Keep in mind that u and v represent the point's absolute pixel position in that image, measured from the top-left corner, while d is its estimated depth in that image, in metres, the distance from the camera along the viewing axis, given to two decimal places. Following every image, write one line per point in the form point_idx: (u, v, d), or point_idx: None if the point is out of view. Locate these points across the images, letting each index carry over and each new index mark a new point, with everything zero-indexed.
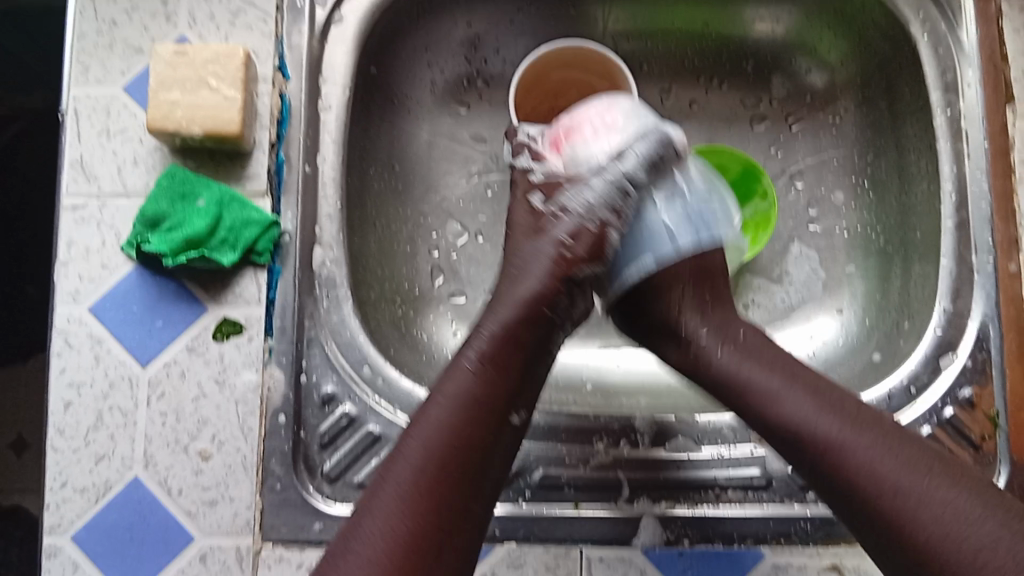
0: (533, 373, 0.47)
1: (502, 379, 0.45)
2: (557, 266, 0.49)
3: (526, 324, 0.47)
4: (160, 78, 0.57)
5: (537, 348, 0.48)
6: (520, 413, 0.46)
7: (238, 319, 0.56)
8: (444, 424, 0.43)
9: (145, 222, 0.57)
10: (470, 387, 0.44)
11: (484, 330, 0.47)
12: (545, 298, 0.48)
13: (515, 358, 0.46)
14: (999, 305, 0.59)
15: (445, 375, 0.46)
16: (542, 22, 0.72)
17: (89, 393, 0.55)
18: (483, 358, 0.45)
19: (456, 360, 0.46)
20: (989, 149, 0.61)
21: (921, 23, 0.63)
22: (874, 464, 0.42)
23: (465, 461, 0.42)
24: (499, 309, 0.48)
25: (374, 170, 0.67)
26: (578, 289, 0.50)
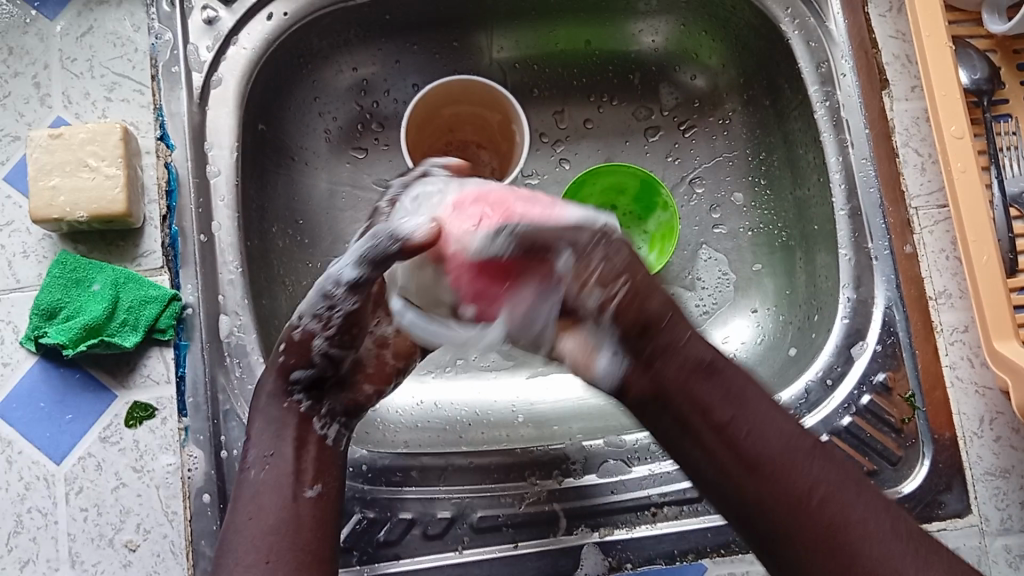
0: (312, 453, 0.48)
1: (296, 460, 0.47)
2: (277, 371, 0.49)
3: (299, 419, 0.49)
4: (38, 164, 0.55)
5: (297, 437, 0.48)
6: (314, 484, 0.47)
7: (148, 402, 0.55)
8: (260, 514, 0.45)
9: (41, 314, 0.55)
10: (271, 477, 0.46)
11: (252, 441, 0.48)
12: (284, 395, 0.49)
13: (283, 451, 0.47)
14: (900, 287, 0.61)
15: (238, 486, 0.47)
16: (428, 59, 0.73)
17: (6, 497, 0.53)
18: (270, 448, 0.47)
19: (241, 470, 0.48)
20: (870, 135, 0.64)
21: (791, 21, 0.65)
22: (795, 468, 0.43)
23: (293, 536, 0.45)
24: (268, 397, 0.49)
25: (275, 228, 0.66)
26: (317, 390, 0.49)
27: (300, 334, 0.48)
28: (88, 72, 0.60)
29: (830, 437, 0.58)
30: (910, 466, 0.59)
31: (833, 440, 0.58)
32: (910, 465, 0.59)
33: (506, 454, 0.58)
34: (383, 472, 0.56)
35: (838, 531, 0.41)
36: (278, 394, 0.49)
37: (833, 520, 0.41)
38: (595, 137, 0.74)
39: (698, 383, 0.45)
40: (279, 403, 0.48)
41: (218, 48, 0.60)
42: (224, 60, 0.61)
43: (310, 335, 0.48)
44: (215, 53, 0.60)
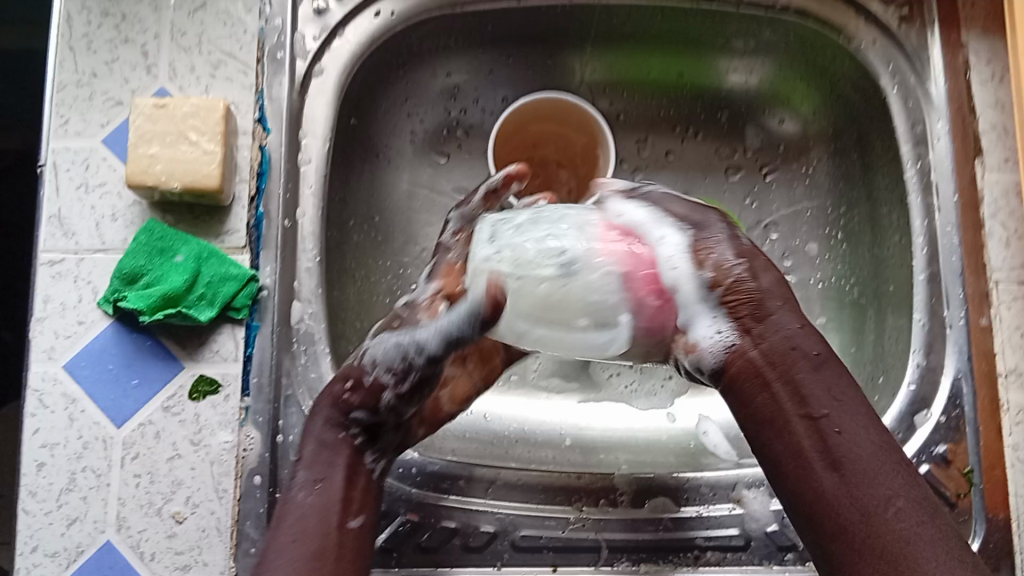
0: (361, 485, 0.49)
1: (347, 491, 0.48)
2: (332, 404, 0.49)
3: (353, 454, 0.49)
4: (140, 132, 0.56)
5: (352, 462, 0.49)
6: (358, 516, 0.47)
7: (215, 377, 0.56)
8: (305, 535, 0.45)
9: (123, 279, 0.56)
10: (316, 502, 0.46)
11: (301, 463, 0.48)
12: (344, 426, 0.49)
13: (333, 477, 0.47)
14: (971, 361, 0.60)
15: (282, 510, 0.47)
16: (520, 72, 0.73)
17: (62, 454, 0.54)
18: (325, 484, 0.47)
19: (286, 491, 0.47)
20: (958, 203, 0.62)
21: (891, 77, 0.64)
22: (865, 477, 0.40)
23: (331, 563, 0.44)
24: (323, 434, 0.48)
25: (353, 221, 0.67)
26: (390, 430, 0.51)
27: (371, 386, 0.48)
28: (197, 47, 0.61)
29: None
30: None
31: None
32: None
33: (557, 476, 0.58)
34: (433, 478, 0.56)
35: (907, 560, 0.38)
36: (335, 425, 0.49)
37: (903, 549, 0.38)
38: (674, 168, 0.74)
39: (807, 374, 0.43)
40: (334, 434, 0.48)
41: (323, 38, 0.62)
42: (328, 50, 0.62)
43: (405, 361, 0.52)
44: (320, 42, 0.62)
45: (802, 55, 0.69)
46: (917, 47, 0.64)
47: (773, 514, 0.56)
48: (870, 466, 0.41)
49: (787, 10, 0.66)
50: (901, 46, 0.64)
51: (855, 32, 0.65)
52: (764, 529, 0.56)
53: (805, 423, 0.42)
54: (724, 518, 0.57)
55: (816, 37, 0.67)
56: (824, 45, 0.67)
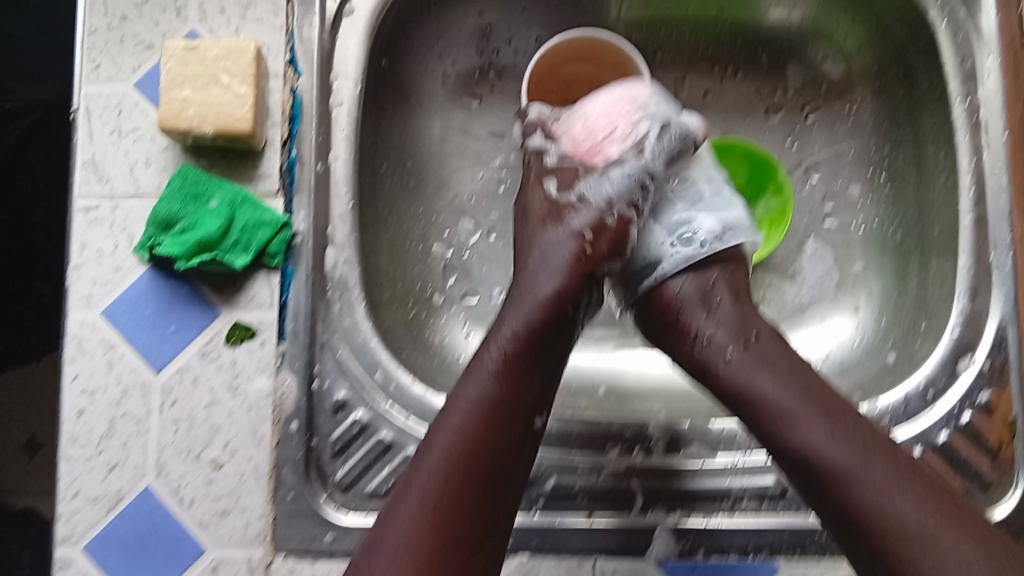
0: (550, 364, 0.51)
1: (534, 376, 0.49)
2: (574, 273, 0.52)
3: (570, 327, 0.51)
4: (171, 75, 0.55)
5: (545, 345, 0.50)
6: (541, 417, 0.50)
7: (250, 322, 0.56)
8: (479, 422, 0.47)
9: (158, 225, 0.55)
10: (507, 385, 0.48)
11: (504, 334, 0.50)
12: (560, 303, 0.51)
13: (529, 363, 0.49)
14: (1017, 306, 0.59)
15: (457, 392, 0.49)
16: (554, 12, 0.71)
17: (102, 400, 0.54)
18: (519, 361, 0.49)
19: (479, 360, 0.50)
20: (1008, 143, 0.61)
21: (940, 10, 0.62)
22: (854, 481, 0.44)
23: (501, 455, 0.47)
24: (550, 303, 0.51)
25: (385, 165, 0.66)
26: (591, 292, 0.53)
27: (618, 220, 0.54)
28: None
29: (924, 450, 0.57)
30: (1000, 493, 0.57)
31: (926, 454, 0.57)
32: (1001, 492, 0.57)
33: (589, 424, 0.57)
34: None
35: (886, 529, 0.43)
36: (560, 304, 0.51)
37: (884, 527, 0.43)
38: (712, 110, 0.73)
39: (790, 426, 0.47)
40: (565, 306, 0.51)
41: None
42: None
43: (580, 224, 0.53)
44: None
45: None
46: None
47: None
48: (914, 526, 0.42)
49: None
50: None
51: None
52: None
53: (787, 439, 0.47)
54: (759, 468, 0.56)
55: None
56: None
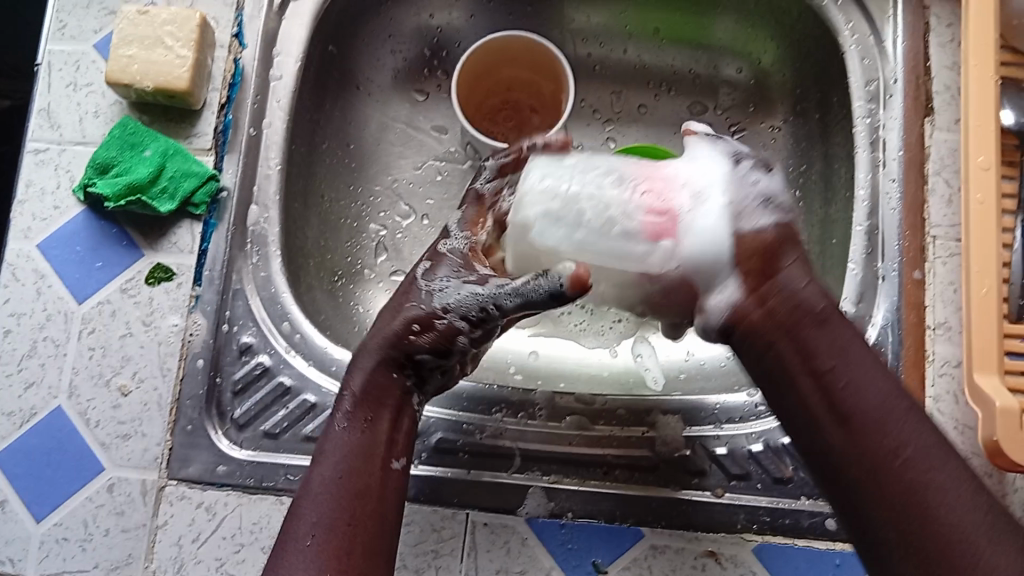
0: (404, 424, 0.51)
1: (389, 433, 0.50)
2: (396, 328, 0.51)
3: (403, 390, 0.52)
4: (122, 35, 0.60)
5: (396, 405, 0.51)
6: (400, 458, 0.50)
7: (169, 266, 0.60)
8: (347, 474, 0.47)
9: (95, 169, 0.60)
10: (366, 442, 0.49)
11: (347, 402, 0.51)
12: (391, 362, 0.52)
13: (379, 416, 0.50)
14: (901, 310, 0.60)
15: (322, 446, 0.49)
16: (502, 18, 0.77)
17: (27, 323, 0.59)
18: (370, 426, 0.50)
19: (330, 426, 0.50)
20: (903, 158, 0.63)
21: (851, 34, 0.66)
22: (885, 423, 0.43)
23: (372, 502, 0.47)
24: (379, 367, 0.51)
25: (325, 144, 0.71)
26: (429, 356, 0.53)
27: (439, 273, 0.53)
28: None
29: None
30: None
31: None
32: None
33: (479, 387, 0.61)
34: None
35: (924, 496, 0.41)
36: (390, 357, 0.51)
37: (919, 483, 0.41)
38: (647, 121, 0.77)
39: (808, 328, 0.46)
40: (388, 369, 0.51)
41: None
42: None
43: (452, 272, 0.53)
44: None
45: (772, 14, 0.71)
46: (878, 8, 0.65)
47: (685, 440, 0.59)
48: (928, 446, 0.42)
49: None
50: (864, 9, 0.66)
51: None
52: (674, 452, 0.58)
53: (810, 380, 0.45)
54: (637, 439, 0.59)
55: None
56: (791, 5, 0.68)
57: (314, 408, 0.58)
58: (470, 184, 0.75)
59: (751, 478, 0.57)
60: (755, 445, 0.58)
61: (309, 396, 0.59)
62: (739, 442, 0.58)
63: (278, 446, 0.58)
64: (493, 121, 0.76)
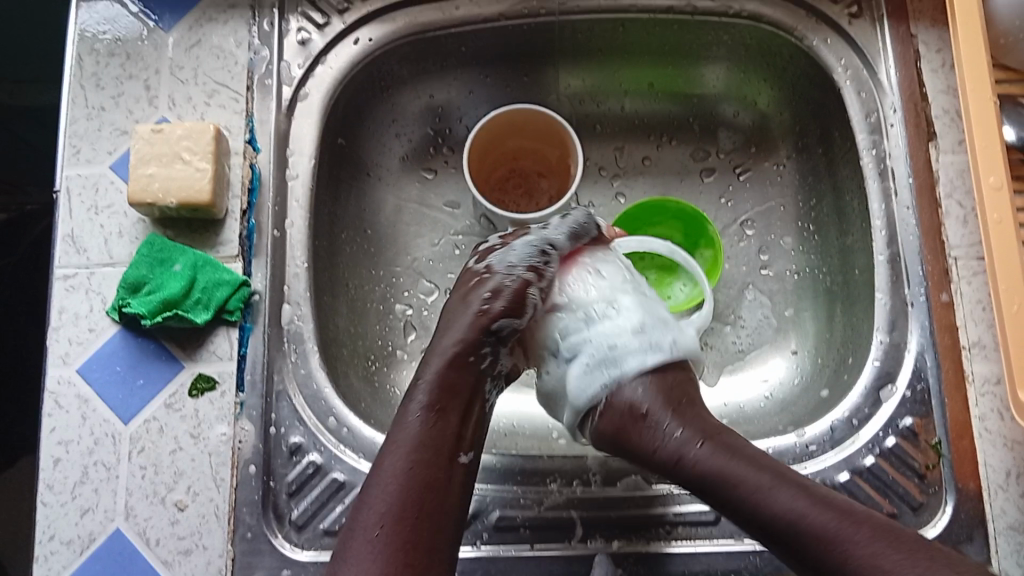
0: (473, 416, 0.53)
1: (460, 426, 0.51)
2: (479, 325, 0.54)
3: (477, 379, 0.54)
4: (140, 154, 0.61)
5: (467, 397, 0.52)
6: (467, 452, 0.51)
7: (211, 375, 0.60)
8: (417, 464, 0.48)
9: (127, 288, 0.61)
10: (437, 431, 0.50)
11: (418, 393, 0.52)
12: (465, 355, 0.53)
13: (450, 410, 0.51)
14: (934, 334, 0.61)
15: (394, 433, 0.50)
16: (500, 91, 0.78)
17: (76, 450, 0.59)
18: (442, 409, 0.51)
19: (403, 413, 0.51)
20: (914, 186, 0.64)
21: (844, 71, 0.67)
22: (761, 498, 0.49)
23: (438, 494, 0.48)
24: (455, 356, 0.53)
25: (344, 233, 0.72)
26: (501, 347, 0.55)
27: (519, 282, 0.56)
28: (193, 79, 0.67)
29: (851, 475, 0.59)
30: (931, 513, 0.59)
31: (854, 479, 0.59)
32: (932, 512, 0.59)
33: (532, 459, 0.61)
34: None
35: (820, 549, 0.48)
36: (465, 351, 0.53)
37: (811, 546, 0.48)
38: (652, 173, 0.78)
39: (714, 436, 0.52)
40: (463, 355, 0.53)
41: (308, 66, 0.68)
42: (312, 76, 0.68)
43: (533, 281, 0.56)
44: (304, 69, 0.68)
45: (762, 57, 0.73)
46: (868, 43, 0.67)
47: None
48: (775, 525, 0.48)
49: (741, 15, 0.69)
50: (854, 45, 0.68)
51: (807, 33, 0.68)
52: None
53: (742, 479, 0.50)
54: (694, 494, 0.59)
55: (771, 38, 0.70)
56: (781, 46, 0.70)
57: None
58: None
59: None
60: None
61: None
62: None
63: None
64: (503, 190, 0.77)
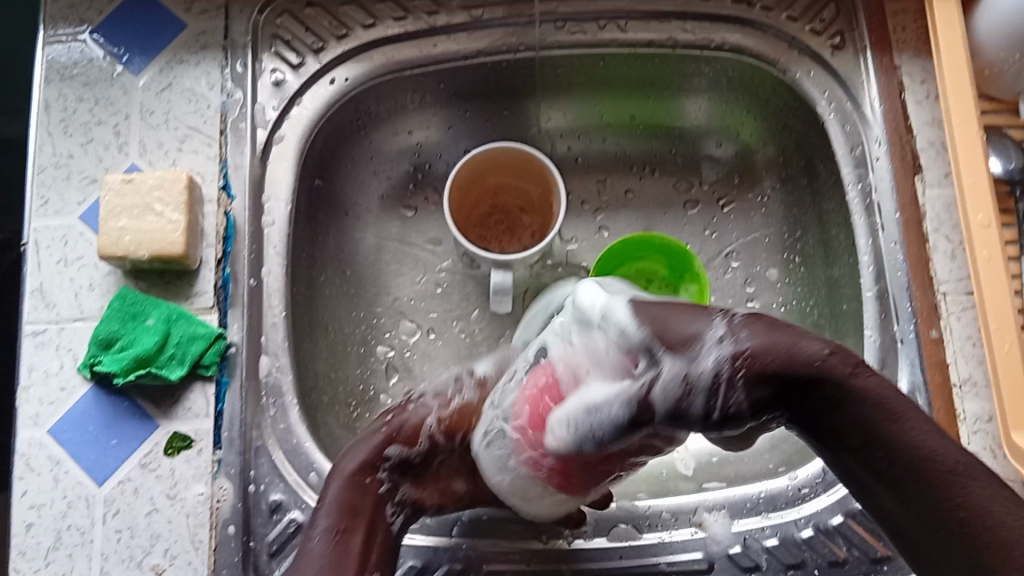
0: (377, 538, 0.50)
1: (363, 545, 0.49)
2: (371, 451, 0.53)
3: (377, 503, 0.51)
4: (110, 206, 0.60)
5: (370, 517, 0.50)
6: (372, 570, 0.49)
7: (187, 433, 0.59)
8: None
9: (99, 344, 0.59)
10: (327, 548, 0.47)
11: (322, 515, 0.49)
12: (365, 474, 0.52)
13: (350, 533, 0.49)
14: (925, 372, 0.60)
15: (300, 558, 0.48)
16: (479, 125, 0.77)
17: (49, 514, 0.57)
18: (335, 545, 0.48)
19: (305, 538, 0.49)
20: (901, 220, 0.64)
21: (828, 103, 0.67)
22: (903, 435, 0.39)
23: None
24: (357, 475, 0.51)
25: (323, 276, 0.70)
26: (400, 476, 0.54)
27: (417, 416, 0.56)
28: (164, 124, 0.65)
29: (844, 519, 0.57)
30: None
31: (848, 522, 0.57)
32: None
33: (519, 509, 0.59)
34: None
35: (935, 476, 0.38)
36: (364, 471, 0.52)
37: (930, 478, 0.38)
38: (635, 205, 0.77)
39: (777, 398, 0.48)
40: (363, 479, 0.51)
41: (283, 107, 0.66)
42: (287, 118, 0.66)
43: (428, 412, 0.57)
44: (279, 111, 0.66)
45: (744, 89, 0.72)
46: (851, 75, 0.67)
47: (735, 536, 0.58)
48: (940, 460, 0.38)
49: (723, 48, 0.69)
50: (837, 77, 0.67)
51: (789, 65, 0.68)
52: (727, 551, 0.57)
53: None
54: (686, 542, 0.58)
55: (754, 72, 0.69)
56: (763, 78, 0.70)
57: None
58: (471, 291, 0.75)
59: (806, 565, 0.56)
60: (806, 531, 0.57)
61: None
62: (789, 529, 0.57)
63: None
64: (486, 229, 0.76)
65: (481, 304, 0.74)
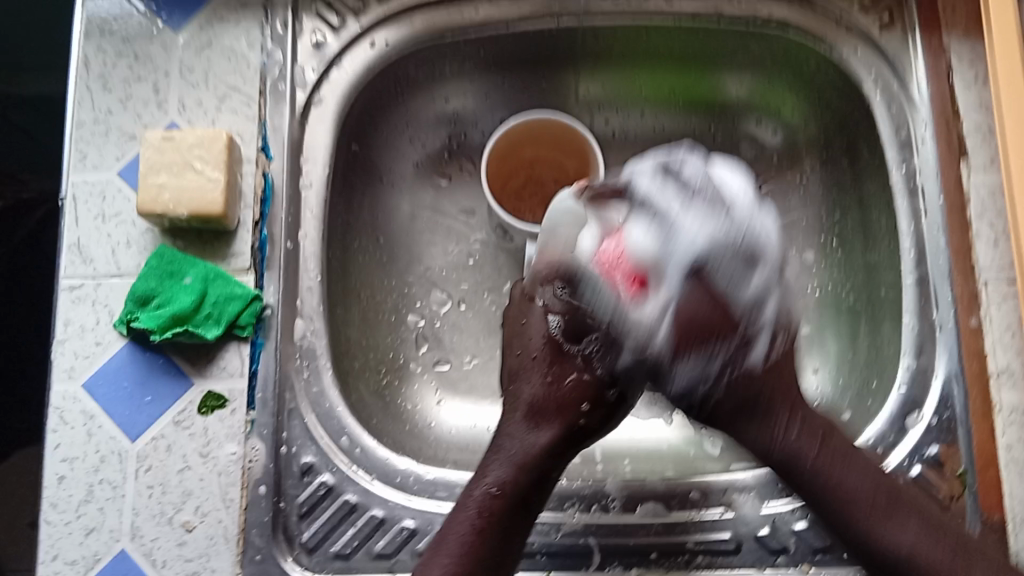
0: (536, 499, 0.53)
1: (519, 500, 0.52)
2: (570, 397, 0.56)
3: (552, 451, 0.54)
4: (149, 163, 0.59)
5: (541, 472, 0.54)
6: (518, 535, 0.52)
7: (222, 392, 0.59)
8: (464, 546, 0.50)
9: (136, 300, 0.59)
10: (478, 513, 0.51)
11: (497, 467, 0.53)
12: (555, 410, 0.55)
13: (520, 482, 0.53)
14: (962, 360, 0.60)
15: (462, 503, 0.52)
16: (517, 94, 0.76)
17: (81, 467, 0.57)
18: (506, 490, 0.52)
19: (472, 483, 0.53)
20: (944, 206, 0.63)
21: (874, 83, 0.66)
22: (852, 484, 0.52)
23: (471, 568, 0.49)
24: (534, 426, 0.55)
25: (357, 242, 0.70)
26: (588, 403, 0.56)
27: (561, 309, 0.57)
28: (204, 82, 0.64)
29: None
30: None
31: None
32: None
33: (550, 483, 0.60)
34: (428, 486, 0.60)
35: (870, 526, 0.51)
36: (551, 413, 0.55)
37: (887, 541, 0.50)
38: None
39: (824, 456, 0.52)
40: (546, 426, 0.55)
41: (322, 70, 0.66)
42: (327, 81, 0.66)
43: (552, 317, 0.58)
44: (319, 73, 0.65)
45: (789, 68, 0.71)
46: (899, 55, 0.65)
47: (764, 518, 0.58)
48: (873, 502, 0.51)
49: (770, 23, 0.67)
50: (885, 57, 0.66)
51: (837, 43, 0.66)
52: (755, 532, 0.58)
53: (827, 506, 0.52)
54: (715, 522, 0.58)
55: (800, 49, 0.69)
56: (809, 56, 0.69)
57: (383, 524, 0.59)
58: (503, 263, 0.74)
59: (834, 550, 0.57)
60: None
61: (376, 511, 0.59)
62: None
63: (351, 565, 0.58)
64: (519, 197, 0.75)
65: (511, 276, 0.74)
